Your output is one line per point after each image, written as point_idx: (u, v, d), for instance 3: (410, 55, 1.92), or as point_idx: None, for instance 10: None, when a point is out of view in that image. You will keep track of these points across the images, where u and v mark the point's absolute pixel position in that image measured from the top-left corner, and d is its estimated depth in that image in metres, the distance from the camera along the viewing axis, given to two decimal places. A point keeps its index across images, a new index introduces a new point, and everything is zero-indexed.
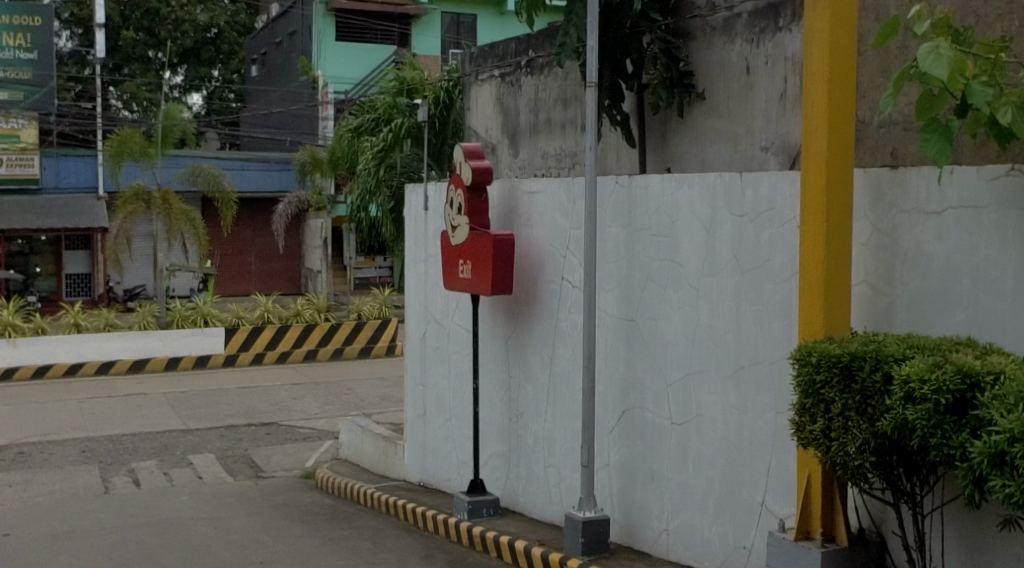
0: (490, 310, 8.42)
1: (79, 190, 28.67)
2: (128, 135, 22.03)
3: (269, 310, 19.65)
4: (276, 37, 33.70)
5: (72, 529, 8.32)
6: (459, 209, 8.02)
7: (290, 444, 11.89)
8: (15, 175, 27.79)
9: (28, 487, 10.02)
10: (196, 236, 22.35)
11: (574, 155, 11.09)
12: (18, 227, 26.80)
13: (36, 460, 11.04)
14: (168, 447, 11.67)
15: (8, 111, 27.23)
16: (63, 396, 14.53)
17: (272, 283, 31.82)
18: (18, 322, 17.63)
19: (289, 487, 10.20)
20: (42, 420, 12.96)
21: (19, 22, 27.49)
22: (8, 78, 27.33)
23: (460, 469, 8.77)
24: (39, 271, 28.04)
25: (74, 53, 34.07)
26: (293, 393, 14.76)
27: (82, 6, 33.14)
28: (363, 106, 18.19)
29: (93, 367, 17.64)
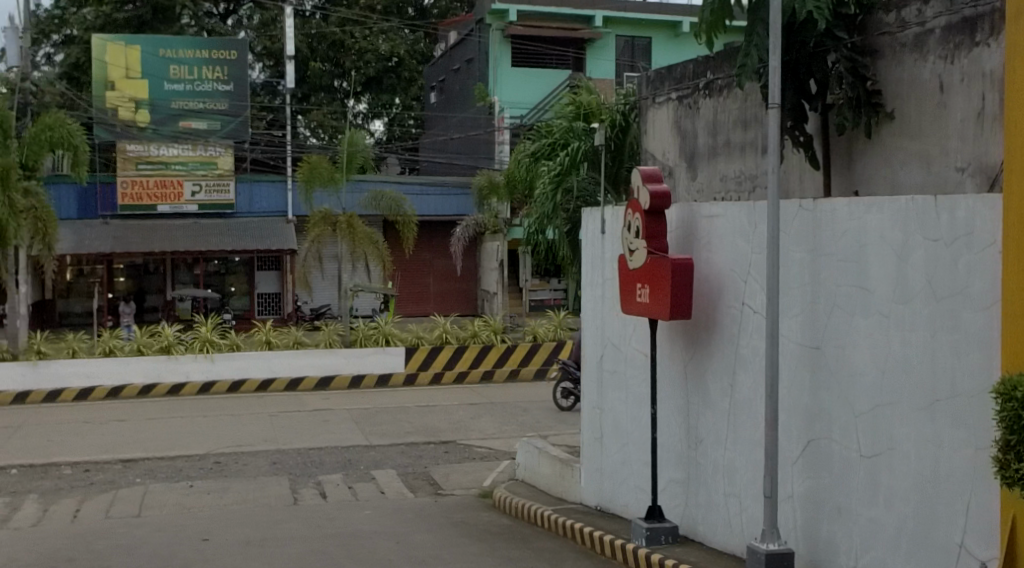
0: (669, 335, 8.34)
1: (270, 214, 30.17)
2: (316, 162, 23.07)
3: (446, 330, 20.02)
4: (454, 64, 34.60)
5: (265, 537, 8.70)
6: (636, 233, 7.98)
7: (469, 463, 12.10)
8: (212, 200, 29.45)
9: (224, 494, 10.58)
10: (379, 258, 23.13)
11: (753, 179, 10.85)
12: (216, 248, 28.05)
13: (231, 470, 11.66)
14: (352, 462, 12.09)
15: (207, 140, 28.99)
16: (256, 410, 15.25)
17: (450, 304, 32.60)
18: (215, 339, 18.58)
19: (468, 505, 10.38)
20: (237, 431, 13.68)
21: (217, 56, 29.32)
22: (207, 108, 29.18)
23: (638, 495, 8.69)
24: (234, 291, 29.81)
25: (266, 84, 36.03)
26: (470, 412, 15.04)
27: (274, 39, 34.96)
28: (540, 131, 18.43)
29: (283, 383, 18.53)
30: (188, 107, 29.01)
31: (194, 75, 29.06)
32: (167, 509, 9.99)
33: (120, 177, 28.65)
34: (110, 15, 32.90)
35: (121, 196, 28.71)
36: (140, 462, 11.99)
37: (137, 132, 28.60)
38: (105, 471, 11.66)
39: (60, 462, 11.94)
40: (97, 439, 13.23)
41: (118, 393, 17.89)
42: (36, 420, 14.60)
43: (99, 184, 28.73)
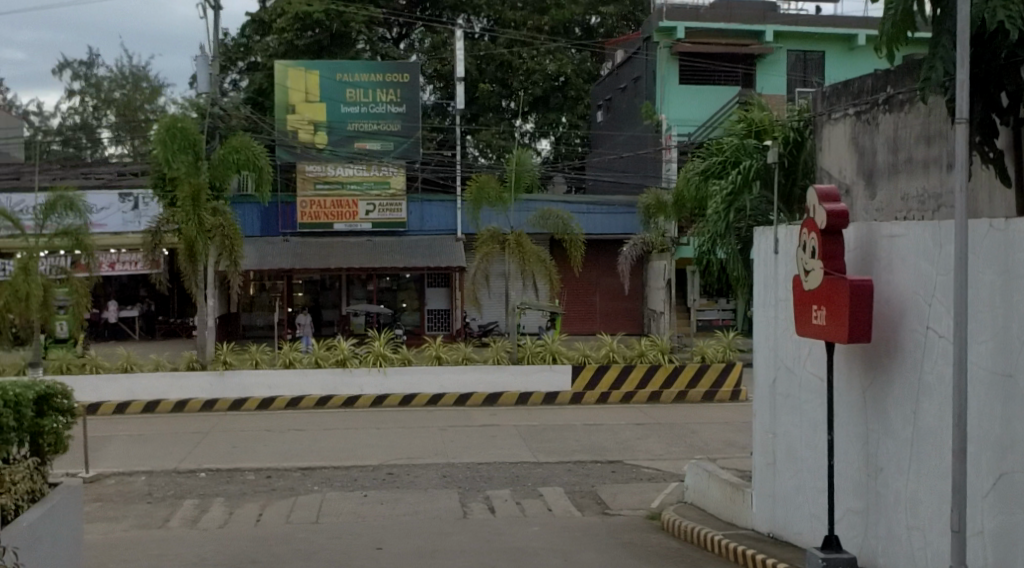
0: (847, 358, 8.07)
1: (440, 232, 30.87)
2: (485, 181, 23.49)
3: (613, 350, 19.93)
4: (622, 83, 34.60)
5: (436, 549, 8.89)
6: (812, 253, 7.76)
7: (636, 483, 12.02)
8: (385, 219, 30.44)
9: (397, 505, 10.86)
10: (547, 277, 23.33)
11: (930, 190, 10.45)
12: (389, 265, 28.97)
13: (403, 481, 11.97)
14: (520, 478, 12.20)
15: (381, 160, 29.98)
16: (426, 423, 15.62)
17: (616, 323, 32.50)
18: (388, 353, 19.16)
19: (635, 526, 10.30)
20: (409, 444, 14.04)
21: (390, 80, 30.32)
22: (381, 130, 30.19)
23: (813, 523, 8.41)
24: (405, 307, 30.60)
25: (436, 105, 36.97)
26: (637, 432, 14.95)
27: (444, 62, 35.83)
28: (710, 148, 18.18)
29: (452, 398, 18.91)
30: (363, 129, 30.10)
31: (368, 98, 30.15)
32: (343, 516, 10.34)
33: (301, 196, 30.05)
34: (292, 42, 34.38)
35: (300, 214, 30.06)
36: (317, 470, 12.46)
37: (315, 153, 29.87)
38: (285, 478, 12.18)
39: (244, 468, 12.55)
40: (277, 447, 13.84)
41: (297, 404, 18.72)
42: (223, 427, 15.40)
43: (280, 203, 30.14)
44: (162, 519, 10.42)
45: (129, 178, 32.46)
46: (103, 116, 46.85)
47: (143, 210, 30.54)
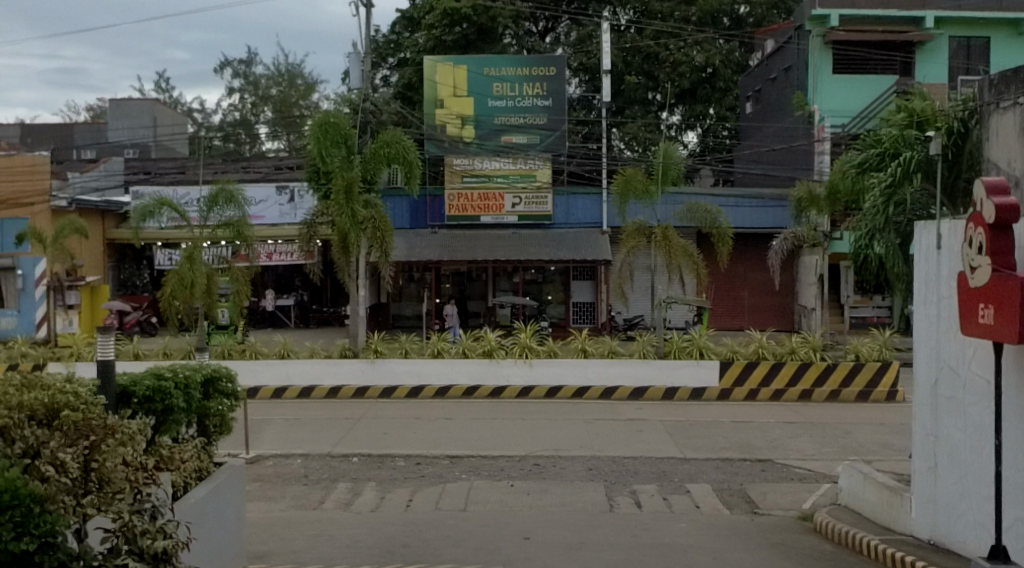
0: (1016, 359, 7.66)
1: (585, 226, 30.81)
2: (632, 174, 23.36)
3: (762, 345, 19.43)
4: (772, 73, 33.81)
5: (583, 541, 8.91)
6: (979, 249, 7.40)
7: (787, 483, 11.75)
8: (531, 212, 30.55)
9: (544, 496, 10.94)
10: (694, 271, 23.03)
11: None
12: (534, 257, 29.10)
13: (549, 472, 12.04)
14: (667, 473, 12.10)
15: (527, 153, 30.24)
16: (572, 415, 15.66)
17: (765, 319, 31.81)
18: (533, 345, 19.30)
19: (786, 527, 10.07)
20: (555, 435, 14.11)
21: (537, 73, 30.57)
22: (527, 123, 30.48)
23: (978, 531, 8.04)
24: (551, 299, 30.79)
25: (582, 98, 36.98)
26: (787, 431, 14.60)
27: (590, 55, 35.76)
28: (867, 140, 17.54)
29: (597, 391, 18.90)
30: (510, 122, 30.46)
31: (516, 92, 30.46)
32: (490, 505, 10.48)
33: (448, 190, 30.49)
34: (440, 38, 34.99)
35: (448, 207, 30.53)
36: (465, 459, 12.67)
37: (463, 146, 30.36)
38: (434, 465, 12.43)
39: (395, 454, 12.87)
40: (426, 434, 14.14)
41: (445, 393, 19.06)
42: (374, 413, 15.82)
43: (428, 196, 30.69)
44: (318, 500, 10.80)
45: (285, 172, 33.70)
46: (261, 112, 48.75)
47: (299, 202, 31.72)
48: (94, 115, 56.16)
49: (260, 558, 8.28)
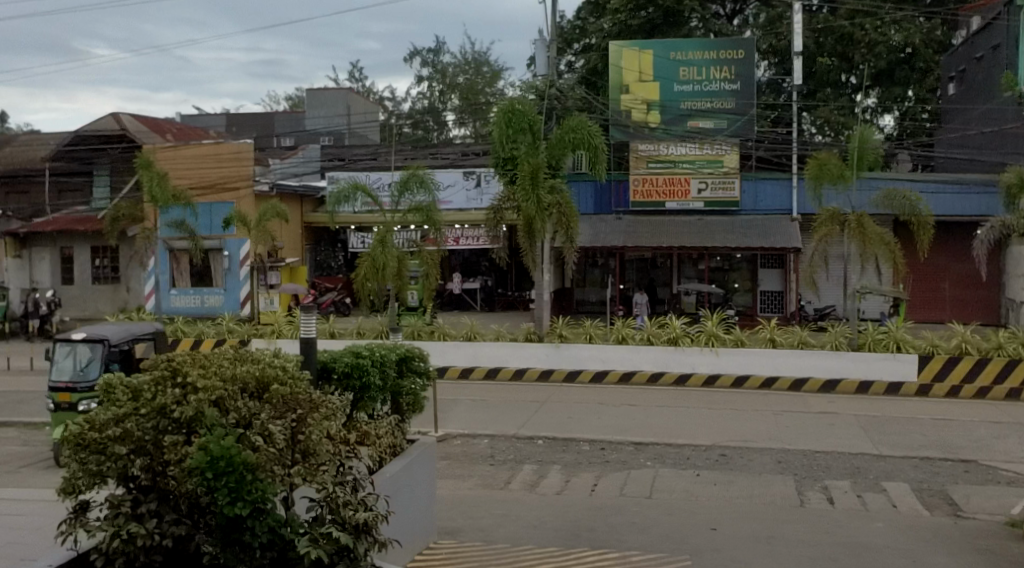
0: None
1: (775, 212, 30.02)
2: (827, 159, 22.45)
3: (967, 340, 18.41)
4: (978, 52, 31.85)
5: (773, 535, 8.69)
6: None
7: (994, 486, 11.07)
8: (719, 198, 29.99)
9: (731, 487, 10.73)
10: (891, 260, 22.03)
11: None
12: (720, 245, 28.30)
13: (738, 463, 11.80)
14: (861, 470, 11.63)
15: (714, 138, 29.68)
16: (760, 407, 15.28)
17: (969, 312, 30.02)
18: (720, 333, 18.98)
19: (993, 532, 9.49)
20: (743, 426, 13.82)
21: (725, 57, 29.93)
22: (715, 108, 29.88)
23: None
24: (737, 288, 30.18)
25: (771, 82, 35.96)
26: (994, 431, 13.76)
27: (780, 36, 34.60)
28: None
29: (787, 383, 18.38)
30: (698, 107, 29.92)
31: (703, 76, 29.93)
32: (676, 494, 10.37)
33: (634, 175, 30.29)
34: (626, 22, 34.78)
35: (634, 193, 30.30)
36: (650, 446, 12.57)
37: (649, 132, 29.98)
38: (619, 451, 12.40)
39: (579, 438, 12.92)
40: (610, 420, 14.12)
41: (630, 378, 18.96)
42: (558, 397, 15.93)
43: (613, 182, 30.71)
44: (504, 481, 10.97)
45: (473, 158, 34.38)
46: (448, 99, 49.83)
47: (485, 187, 32.30)
48: (293, 104, 58.96)
49: (451, 535, 8.51)
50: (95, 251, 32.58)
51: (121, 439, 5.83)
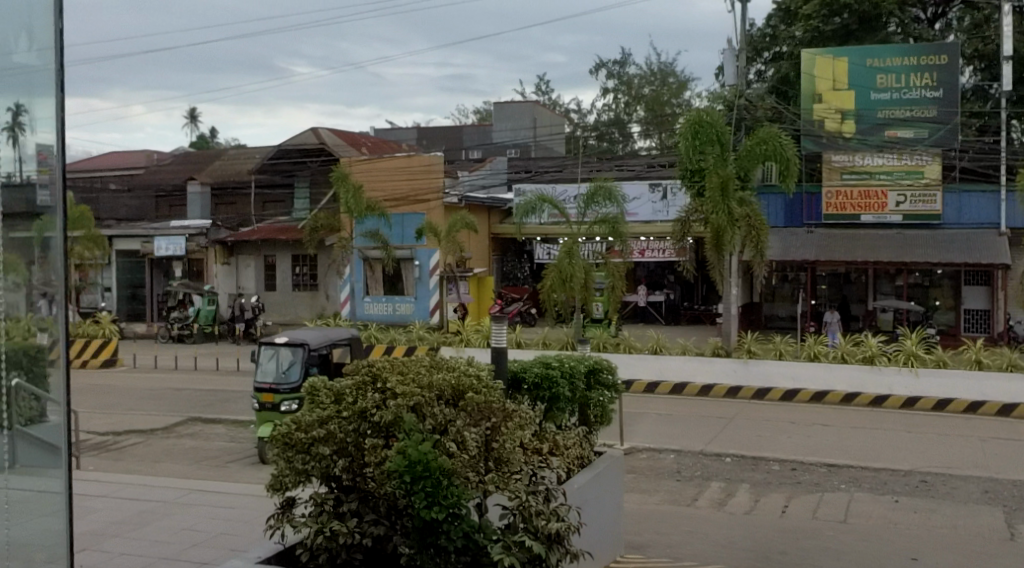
0: None
1: (978, 226, 28.10)
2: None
3: None
4: None
5: None
6: None
7: None
8: (919, 210, 28.47)
9: (933, 516, 10.19)
10: None
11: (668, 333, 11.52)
12: (919, 260, 26.91)
13: (941, 491, 11.20)
14: None
15: (914, 148, 28.44)
16: (965, 432, 14.44)
17: None
18: (920, 354, 18.07)
19: None
20: (947, 452, 13.10)
21: (926, 63, 29.17)
22: (914, 116, 29.23)
23: None
24: (938, 305, 28.68)
25: (977, 88, 34.09)
26: None
27: (987, 41, 32.89)
28: None
29: (994, 408, 17.23)
30: (896, 116, 29.33)
31: (902, 83, 29.32)
32: (874, 520, 9.94)
33: (827, 187, 29.24)
34: (818, 28, 33.77)
35: (826, 205, 29.26)
36: (845, 469, 12.11)
37: (842, 142, 29.42)
38: (811, 472, 12.01)
39: (769, 458, 12.59)
40: (801, 440, 13.69)
41: (822, 398, 18.29)
42: (747, 415, 15.58)
43: (805, 194, 29.47)
44: (691, 497, 10.82)
45: (659, 170, 34.19)
46: (634, 111, 49.78)
47: (671, 199, 32.02)
48: (481, 118, 60.32)
49: (638, 550, 8.49)
50: (295, 259, 34.29)
51: (325, 441, 6.10)
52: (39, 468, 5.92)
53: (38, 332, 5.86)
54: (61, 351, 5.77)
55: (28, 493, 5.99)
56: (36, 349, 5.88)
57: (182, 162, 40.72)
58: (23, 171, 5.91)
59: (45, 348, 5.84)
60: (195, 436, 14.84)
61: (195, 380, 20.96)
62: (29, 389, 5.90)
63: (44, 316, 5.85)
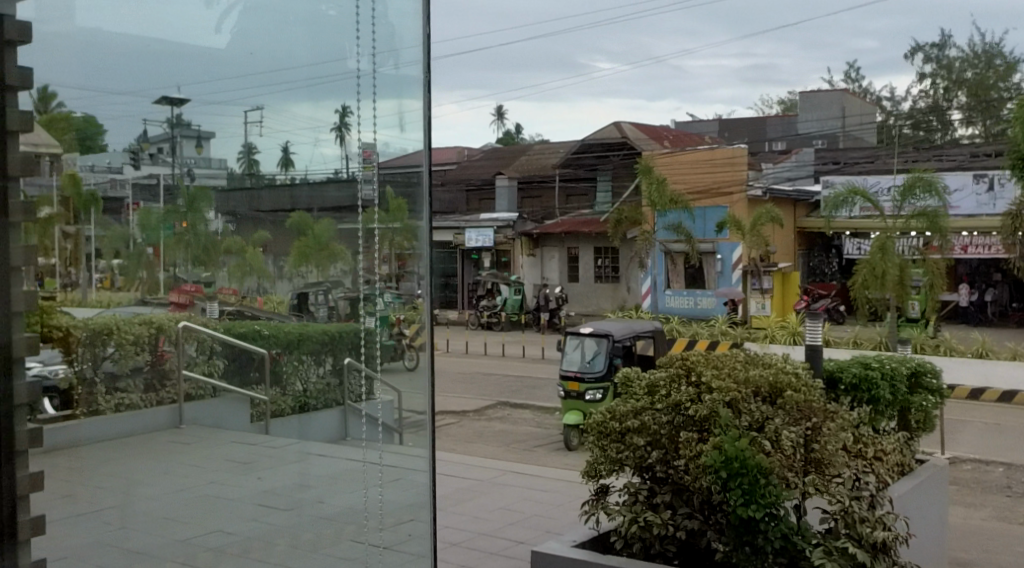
0: None
1: None
2: None
3: None
4: None
5: None
6: None
7: None
8: None
9: None
10: None
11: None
12: None
13: None
14: None
15: None
16: None
17: None
18: None
19: None
20: None
21: None
22: None
23: None
24: None
25: None
26: None
27: None
28: None
29: None
30: None
31: None
32: None
33: None
34: None
35: None
36: None
37: None
38: None
39: None
40: None
41: None
42: None
43: None
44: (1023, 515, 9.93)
45: (983, 159, 31.70)
46: (954, 96, 46.46)
47: (999, 191, 29.48)
48: (785, 108, 58.67)
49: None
50: (597, 251, 35.15)
51: (639, 432, 6.42)
52: (408, 440, 4.40)
53: (407, 321, 4.23)
54: (428, 315, 4.23)
55: (356, 468, 4.21)
56: (366, 333, 4.20)
57: (489, 156, 42.56)
58: (351, 166, 4.13)
59: (393, 316, 4.21)
60: (503, 420, 15.46)
61: (501, 367, 21.91)
62: (394, 356, 4.25)
63: (405, 293, 4.23)
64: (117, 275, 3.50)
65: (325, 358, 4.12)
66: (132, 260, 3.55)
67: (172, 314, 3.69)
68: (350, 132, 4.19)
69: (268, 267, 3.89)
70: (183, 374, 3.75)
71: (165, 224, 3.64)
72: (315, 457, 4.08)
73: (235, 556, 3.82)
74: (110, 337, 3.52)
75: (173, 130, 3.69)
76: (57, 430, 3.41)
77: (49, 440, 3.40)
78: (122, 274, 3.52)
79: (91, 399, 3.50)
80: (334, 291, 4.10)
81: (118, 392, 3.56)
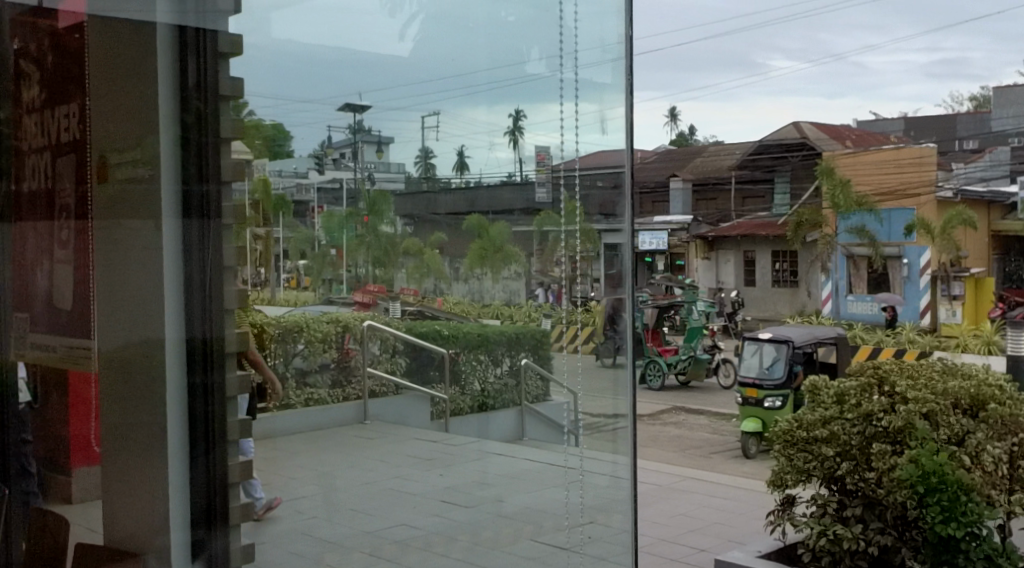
0: None
1: None
2: None
3: None
4: None
5: None
6: None
7: None
8: None
9: None
10: None
11: (698, 369, 23.41)
12: None
13: None
14: None
15: None
16: None
17: None
18: None
19: None
20: None
21: None
22: None
23: None
24: None
25: None
26: None
27: None
28: None
29: None
30: None
31: None
32: None
33: None
34: None
35: None
36: None
37: None
38: None
39: None
40: None
41: None
42: None
43: None
44: None
45: None
46: None
47: None
48: (978, 104, 55.37)
49: None
50: (775, 255, 34.83)
51: (828, 442, 6.64)
52: (596, 445, 4.16)
53: (580, 327, 3.99)
54: (630, 332, 3.82)
55: (537, 468, 4.24)
56: (542, 334, 4.15)
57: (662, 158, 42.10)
58: (526, 170, 4.12)
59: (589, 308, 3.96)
60: (679, 425, 15.29)
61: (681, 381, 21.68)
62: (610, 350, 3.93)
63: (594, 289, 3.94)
64: (299, 273, 4.11)
65: (502, 358, 4.17)
66: (317, 261, 4.10)
67: (356, 313, 4.18)
68: (525, 135, 4.18)
69: (445, 269, 4.18)
70: (366, 371, 4.20)
71: (348, 226, 4.12)
72: (495, 456, 4.27)
73: (420, 549, 4.23)
74: (301, 334, 4.22)
75: (353, 135, 4.19)
76: (250, 429, 4.18)
77: (258, 432, 4.18)
78: (307, 274, 4.12)
79: (284, 395, 4.20)
80: (486, 288, 4.17)
81: (306, 387, 4.21)
